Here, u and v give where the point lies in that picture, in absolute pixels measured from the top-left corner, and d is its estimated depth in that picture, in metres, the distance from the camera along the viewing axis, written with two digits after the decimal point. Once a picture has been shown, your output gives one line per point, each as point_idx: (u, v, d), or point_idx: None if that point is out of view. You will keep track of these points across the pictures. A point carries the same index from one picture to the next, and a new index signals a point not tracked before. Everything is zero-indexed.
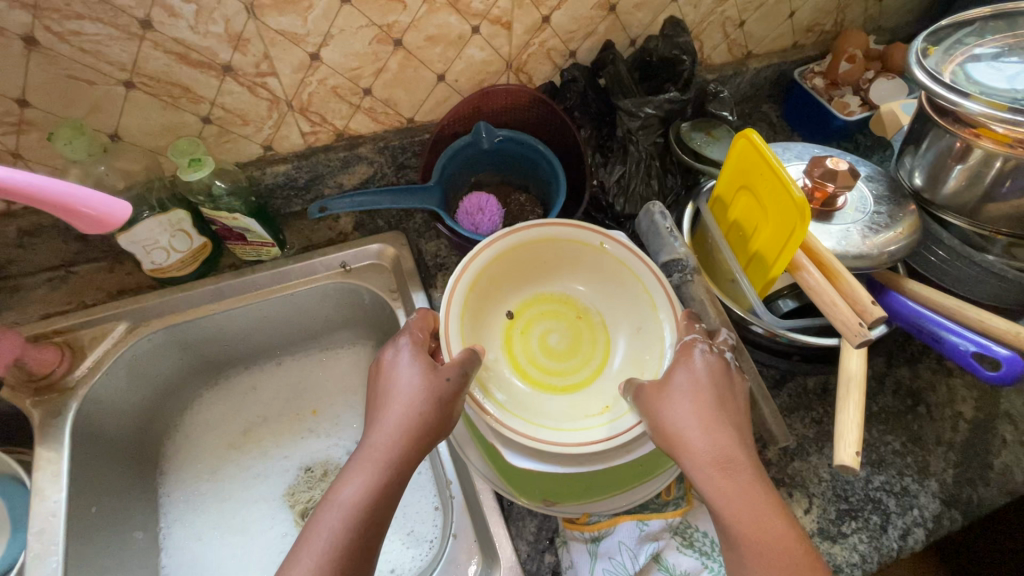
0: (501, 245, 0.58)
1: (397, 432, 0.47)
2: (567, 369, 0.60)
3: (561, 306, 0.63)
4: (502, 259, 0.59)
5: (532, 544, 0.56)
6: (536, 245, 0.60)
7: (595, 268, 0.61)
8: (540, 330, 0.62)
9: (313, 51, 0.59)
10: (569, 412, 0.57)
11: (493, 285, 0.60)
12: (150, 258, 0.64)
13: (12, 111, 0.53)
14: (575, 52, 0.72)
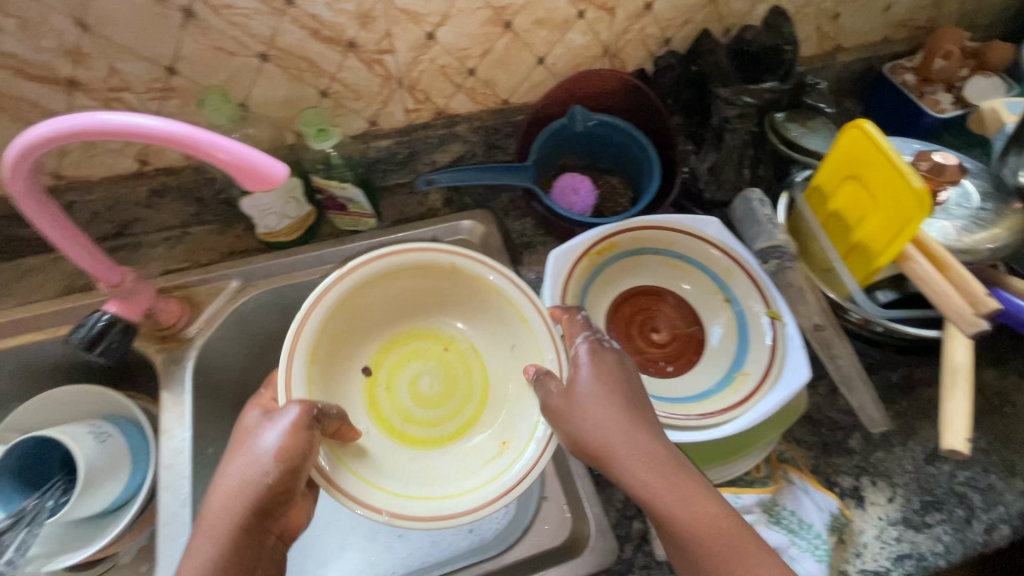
0: (342, 288, 0.57)
1: (231, 495, 0.46)
2: (438, 417, 0.63)
3: (425, 344, 0.65)
4: (343, 306, 0.58)
5: (621, 511, 0.59)
6: (386, 280, 0.60)
7: (459, 299, 0.64)
8: (405, 375, 0.64)
9: (430, 31, 0.62)
10: (416, 471, 0.57)
11: (337, 338, 0.59)
12: (264, 223, 0.68)
13: (162, 79, 0.57)
14: (670, 40, 0.73)
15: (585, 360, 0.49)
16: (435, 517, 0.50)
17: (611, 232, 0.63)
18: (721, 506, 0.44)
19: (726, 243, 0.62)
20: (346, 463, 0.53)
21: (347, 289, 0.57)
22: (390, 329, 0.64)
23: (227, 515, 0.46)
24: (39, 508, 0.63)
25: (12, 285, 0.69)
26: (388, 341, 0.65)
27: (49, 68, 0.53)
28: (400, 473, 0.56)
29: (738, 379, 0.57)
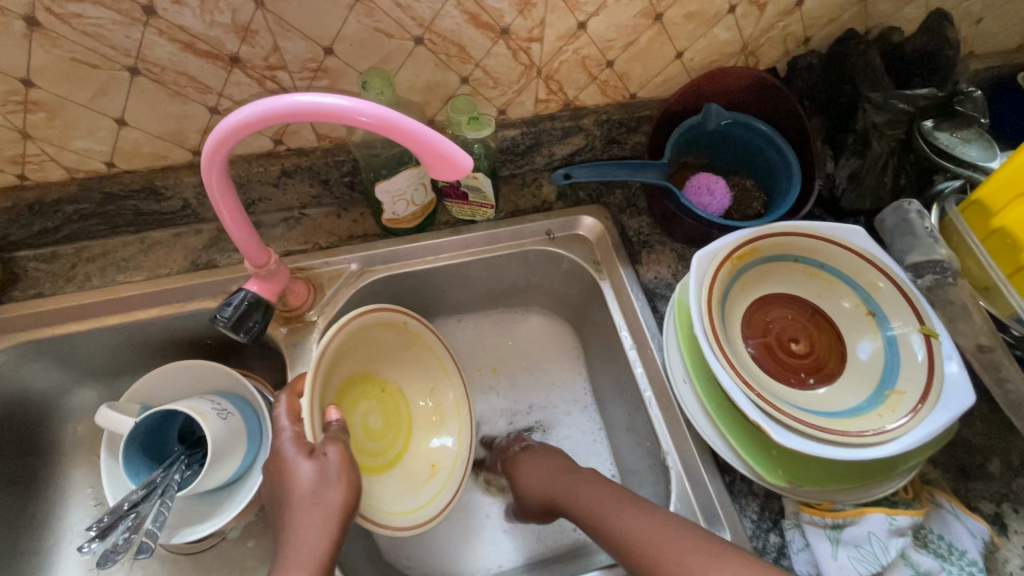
0: (366, 320, 0.63)
1: (319, 514, 0.48)
2: (379, 446, 0.66)
3: (373, 384, 0.67)
4: (349, 342, 0.63)
5: (756, 523, 0.58)
6: (382, 326, 0.65)
7: (392, 338, 0.68)
8: (359, 412, 0.65)
9: (583, 20, 0.60)
10: (395, 490, 0.64)
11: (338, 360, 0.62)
12: (393, 209, 0.68)
13: (317, 59, 0.56)
14: (810, 39, 0.70)
15: (526, 449, 0.69)
16: (414, 525, 0.61)
17: (753, 237, 0.61)
18: (697, 531, 0.52)
19: (874, 253, 0.60)
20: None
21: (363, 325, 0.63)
22: (362, 363, 0.66)
23: (322, 537, 0.47)
24: (168, 481, 0.63)
25: (138, 258, 0.70)
26: (353, 375, 0.65)
27: (217, 43, 0.52)
28: (401, 496, 0.63)
29: (892, 396, 0.55)
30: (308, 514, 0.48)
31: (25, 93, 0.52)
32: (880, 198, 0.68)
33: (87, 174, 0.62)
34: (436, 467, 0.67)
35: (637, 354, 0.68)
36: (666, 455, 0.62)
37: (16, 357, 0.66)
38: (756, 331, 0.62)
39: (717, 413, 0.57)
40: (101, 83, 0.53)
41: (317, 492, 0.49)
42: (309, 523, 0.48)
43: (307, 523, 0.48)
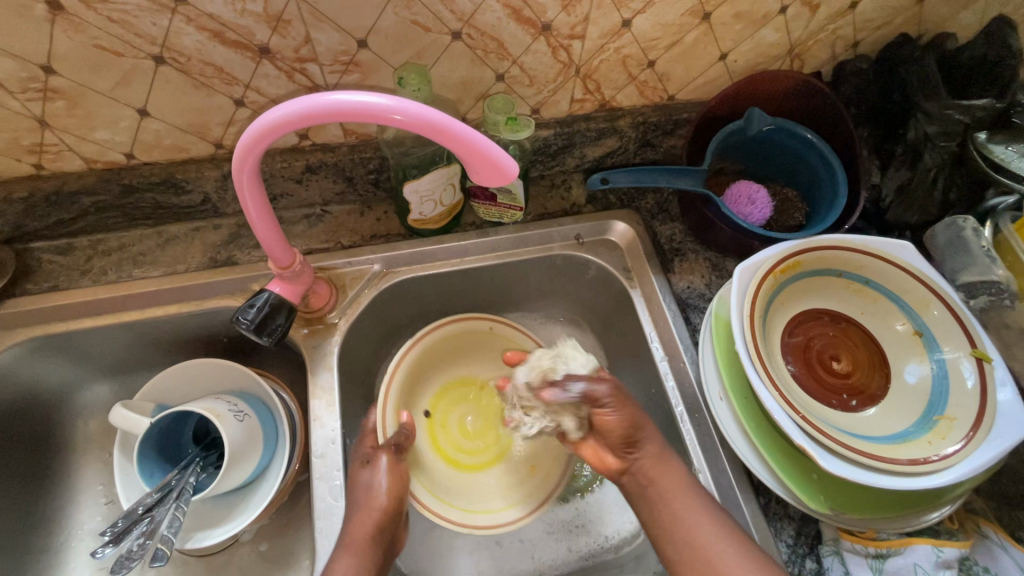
0: (438, 333, 0.72)
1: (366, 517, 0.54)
2: (477, 447, 0.71)
3: (467, 389, 0.74)
4: (428, 352, 0.72)
5: (792, 548, 0.56)
6: (456, 339, 0.74)
7: (476, 347, 0.75)
8: (455, 416, 0.73)
9: (628, 18, 0.57)
10: (488, 489, 0.69)
11: (423, 372, 0.72)
12: (420, 209, 0.65)
13: (350, 51, 0.54)
14: (859, 43, 0.67)
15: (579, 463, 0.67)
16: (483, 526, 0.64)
17: (798, 249, 0.58)
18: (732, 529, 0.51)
19: (924, 271, 0.57)
20: (430, 484, 0.67)
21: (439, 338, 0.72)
22: (456, 372, 0.74)
23: (370, 527, 0.53)
24: (183, 484, 0.61)
25: (156, 252, 0.68)
26: (449, 381, 0.74)
27: (247, 33, 0.50)
28: (478, 493, 0.68)
29: (941, 423, 0.53)
30: (364, 507, 0.54)
31: (45, 80, 0.50)
32: (927, 212, 0.65)
33: (105, 165, 0.60)
34: (538, 469, 0.70)
35: (668, 367, 0.65)
36: (698, 472, 0.59)
37: (29, 352, 0.64)
38: (796, 348, 0.59)
39: (756, 433, 0.55)
40: (124, 72, 0.51)
41: (369, 487, 0.56)
42: (365, 515, 0.53)
43: (364, 508, 0.54)
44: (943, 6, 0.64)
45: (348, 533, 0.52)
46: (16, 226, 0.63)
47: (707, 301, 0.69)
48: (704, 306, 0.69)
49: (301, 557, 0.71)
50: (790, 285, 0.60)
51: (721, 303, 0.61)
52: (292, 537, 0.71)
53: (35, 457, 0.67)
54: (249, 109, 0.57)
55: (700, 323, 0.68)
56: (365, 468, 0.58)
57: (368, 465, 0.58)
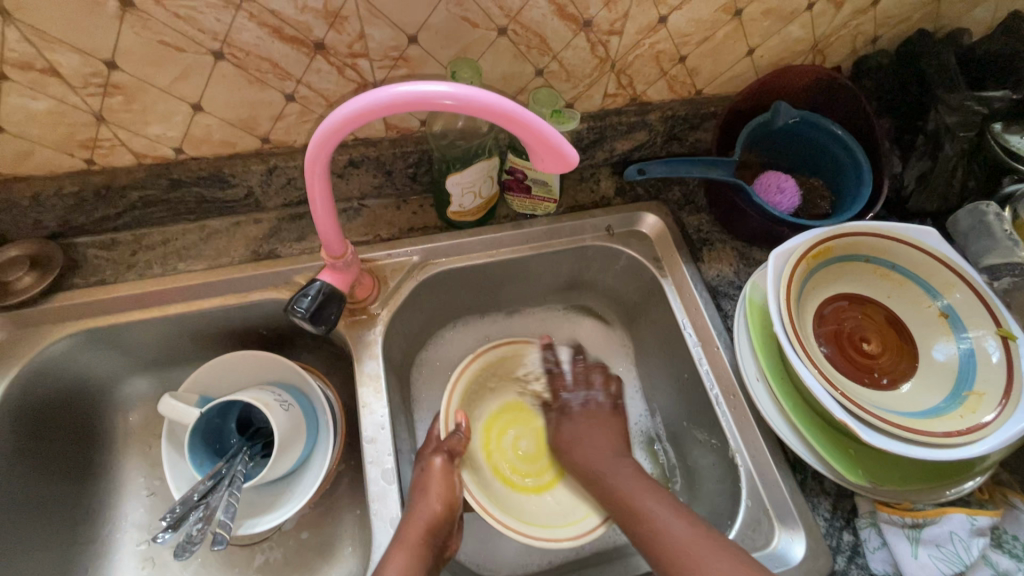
0: (495, 351, 0.70)
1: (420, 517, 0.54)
2: (534, 470, 0.68)
3: (526, 412, 0.72)
4: (483, 375, 0.69)
5: (829, 521, 0.58)
6: (510, 360, 0.71)
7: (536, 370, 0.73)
8: (510, 437, 0.70)
9: (664, 14, 0.60)
10: (555, 508, 0.64)
11: (482, 390, 0.70)
12: (460, 201, 0.67)
13: (400, 47, 0.55)
14: (879, 38, 0.69)
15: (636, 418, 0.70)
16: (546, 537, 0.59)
17: (829, 235, 0.61)
18: None
19: (948, 255, 0.60)
20: (486, 492, 0.63)
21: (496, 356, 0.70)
22: (511, 394, 0.72)
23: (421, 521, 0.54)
24: (234, 472, 0.62)
25: (199, 246, 0.69)
26: (507, 403, 0.71)
27: (305, 28, 0.51)
28: (538, 513, 0.63)
29: (971, 398, 0.55)
30: (419, 504, 0.55)
31: (107, 75, 0.51)
32: (948, 200, 0.68)
33: (154, 159, 0.61)
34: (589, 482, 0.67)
35: (701, 352, 0.68)
36: (736, 452, 0.62)
37: (77, 344, 0.65)
38: (828, 331, 0.62)
39: (793, 410, 0.57)
40: (183, 67, 0.52)
41: (424, 492, 0.57)
42: (417, 515, 0.54)
43: (419, 506, 0.55)
44: (959, 2, 0.67)
45: (404, 530, 0.54)
46: (63, 220, 0.64)
47: (737, 288, 0.71)
48: (734, 293, 0.71)
49: (342, 546, 0.71)
50: (822, 271, 0.62)
51: (754, 289, 0.63)
52: (332, 526, 0.72)
53: (80, 450, 0.68)
54: (298, 104, 0.59)
55: (731, 310, 0.70)
56: (422, 472, 0.59)
57: (422, 471, 0.59)
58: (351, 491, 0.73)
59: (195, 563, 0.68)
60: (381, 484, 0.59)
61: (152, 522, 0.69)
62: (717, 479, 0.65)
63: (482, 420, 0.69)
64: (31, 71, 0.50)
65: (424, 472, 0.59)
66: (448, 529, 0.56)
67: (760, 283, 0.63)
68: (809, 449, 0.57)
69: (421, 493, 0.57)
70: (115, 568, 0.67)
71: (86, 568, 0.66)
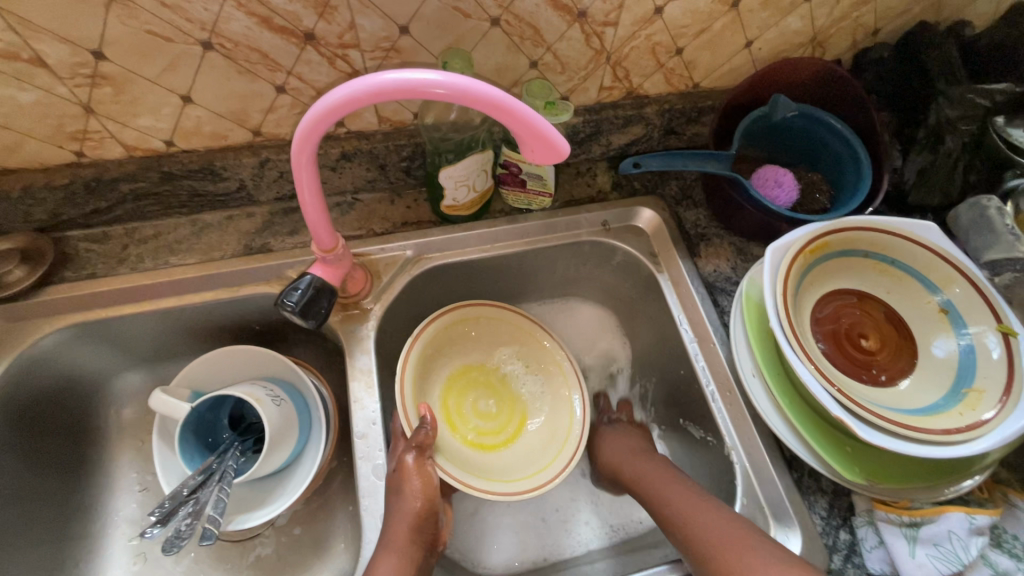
0: (445, 320, 0.68)
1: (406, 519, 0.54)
2: (495, 428, 0.68)
3: (477, 375, 0.71)
4: (430, 347, 0.68)
5: (826, 520, 0.57)
6: (457, 328, 0.70)
7: (495, 336, 0.73)
8: (468, 402, 0.69)
9: (660, 5, 0.59)
10: (520, 458, 0.66)
11: (434, 358, 0.69)
12: (453, 194, 0.66)
13: (391, 38, 0.55)
14: (879, 30, 0.68)
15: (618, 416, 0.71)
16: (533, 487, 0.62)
17: (827, 230, 0.60)
18: None
19: (948, 250, 0.59)
20: (456, 460, 0.63)
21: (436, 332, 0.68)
22: (461, 360, 0.71)
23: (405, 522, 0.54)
24: (225, 467, 0.62)
25: (191, 240, 0.69)
26: (457, 369, 0.71)
27: (294, 18, 0.51)
28: (510, 468, 0.65)
29: (971, 395, 0.55)
30: (399, 508, 0.54)
31: (95, 66, 0.51)
32: (949, 194, 0.67)
33: (145, 152, 0.61)
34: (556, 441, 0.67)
35: (698, 348, 0.67)
36: (732, 450, 0.61)
37: (68, 339, 0.64)
38: (825, 327, 0.61)
39: (789, 407, 0.56)
40: (171, 57, 0.52)
41: (401, 493, 0.55)
42: (400, 517, 0.54)
43: (399, 510, 0.54)
44: None
45: (388, 533, 0.53)
46: (54, 214, 0.64)
47: (734, 284, 0.70)
48: (731, 288, 0.70)
49: (334, 542, 0.70)
50: (820, 266, 0.61)
51: (751, 284, 0.62)
52: (325, 522, 0.71)
53: (71, 445, 0.68)
54: (289, 96, 0.58)
55: (727, 305, 0.69)
56: (396, 472, 0.56)
57: (396, 471, 0.57)
58: (344, 487, 0.73)
59: (187, 559, 0.68)
60: (371, 479, 0.58)
61: (143, 518, 0.69)
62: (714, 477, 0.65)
63: (437, 394, 0.68)
64: (17, 61, 0.49)
65: (399, 472, 0.56)
66: (431, 528, 0.55)
67: (758, 278, 0.62)
68: (806, 447, 0.56)
69: (398, 496, 0.55)
70: (105, 565, 0.66)
71: (78, 563, 0.65)
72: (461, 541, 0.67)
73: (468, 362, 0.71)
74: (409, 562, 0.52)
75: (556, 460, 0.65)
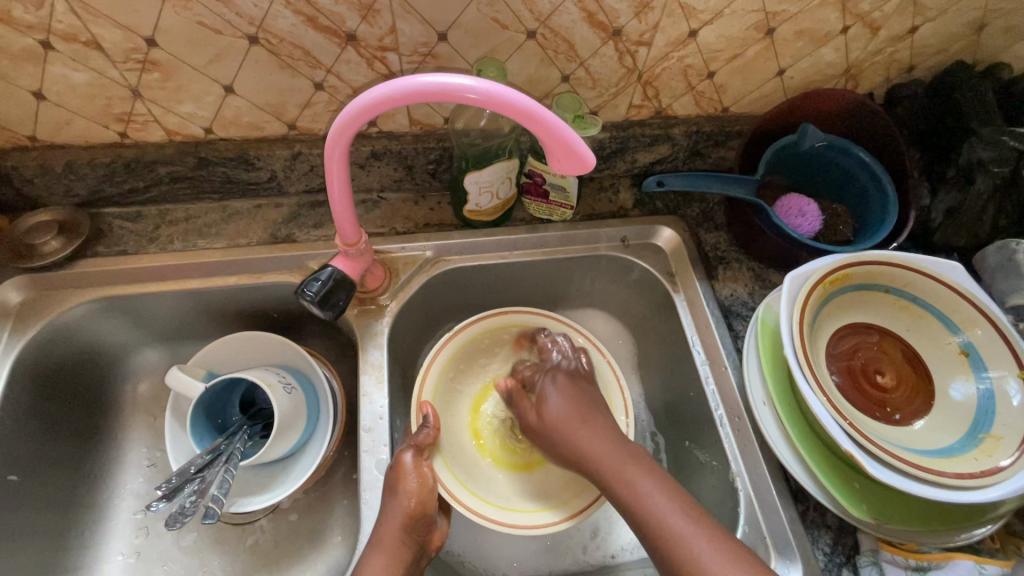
0: (479, 325, 0.69)
1: (393, 520, 0.53)
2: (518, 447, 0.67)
3: None
4: (474, 341, 0.70)
5: (829, 557, 0.56)
6: (500, 335, 0.70)
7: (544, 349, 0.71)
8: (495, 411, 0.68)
9: (696, 28, 0.59)
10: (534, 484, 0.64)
11: (472, 359, 0.70)
12: (477, 199, 0.67)
13: (429, 44, 0.56)
14: (915, 67, 0.68)
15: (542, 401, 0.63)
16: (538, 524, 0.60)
17: (847, 262, 0.59)
18: None
19: (970, 290, 0.58)
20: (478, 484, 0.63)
21: (480, 331, 0.70)
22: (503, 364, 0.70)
23: (396, 526, 0.53)
24: (233, 449, 0.63)
25: (220, 225, 0.71)
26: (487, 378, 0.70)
27: (339, 19, 0.53)
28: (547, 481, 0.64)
29: (987, 441, 0.53)
30: (392, 507, 0.54)
31: (146, 52, 0.53)
32: (977, 236, 0.66)
33: (184, 137, 0.63)
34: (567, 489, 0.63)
35: (709, 371, 0.66)
36: (737, 476, 0.60)
37: (94, 311, 0.67)
38: (840, 358, 0.60)
39: (799, 438, 0.56)
40: (219, 49, 0.54)
41: (396, 489, 0.55)
42: (391, 516, 0.53)
43: (391, 509, 0.54)
44: (999, 36, 0.66)
45: (381, 531, 0.53)
46: (93, 190, 0.67)
47: (750, 309, 0.70)
48: (747, 313, 0.70)
49: (331, 534, 0.70)
50: (838, 298, 0.60)
51: (767, 310, 0.62)
52: (324, 513, 0.71)
53: (87, 414, 0.69)
54: (327, 93, 0.60)
55: (742, 330, 0.69)
56: (393, 470, 0.57)
57: (393, 467, 0.57)
58: (345, 480, 0.73)
59: (189, 537, 0.69)
60: (373, 473, 0.59)
61: (149, 493, 0.70)
62: (716, 500, 0.63)
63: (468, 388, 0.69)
64: (75, 43, 0.52)
65: (396, 469, 0.57)
66: (423, 531, 0.54)
67: (774, 305, 0.62)
68: (813, 479, 0.55)
69: (392, 493, 0.55)
70: (109, 535, 0.68)
71: (82, 531, 0.67)
72: (452, 530, 0.67)
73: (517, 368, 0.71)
74: (399, 562, 0.52)
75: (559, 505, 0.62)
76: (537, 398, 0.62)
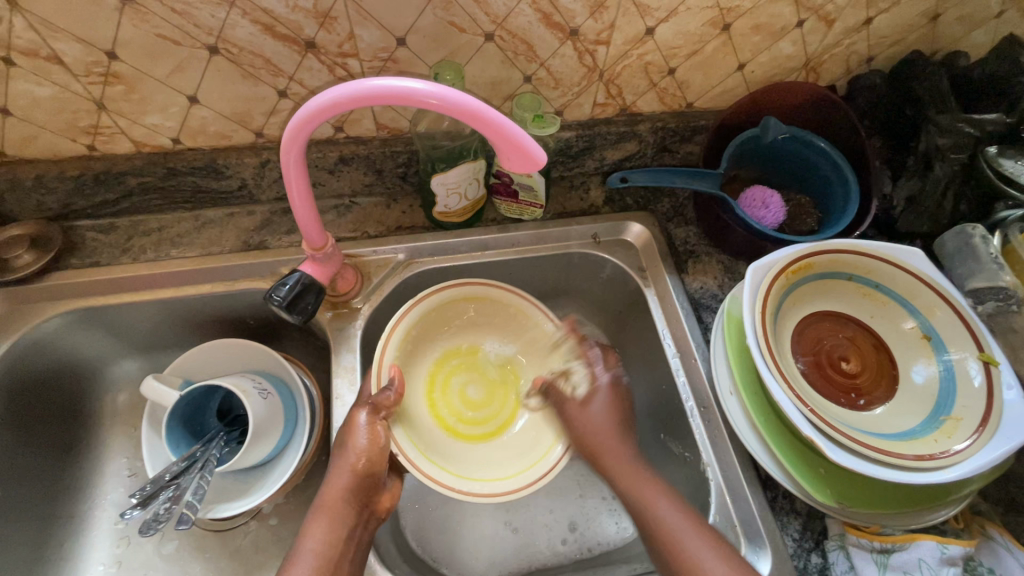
0: (450, 293, 0.67)
1: (337, 481, 0.55)
2: (483, 416, 0.67)
3: (474, 358, 0.70)
4: (429, 313, 0.67)
5: (798, 543, 0.57)
6: (454, 307, 0.68)
7: (497, 318, 0.70)
8: (456, 386, 0.68)
9: (652, 26, 0.60)
10: (503, 455, 0.64)
11: (427, 332, 0.67)
12: (445, 201, 0.68)
13: (389, 49, 0.57)
14: (874, 58, 0.69)
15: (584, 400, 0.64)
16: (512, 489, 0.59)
17: (810, 251, 0.60)
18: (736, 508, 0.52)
19: (930, 275, 0.59)
20: (436, 452, 0.61)
21: (442, 301, 0.67)
22: (467, 338, 0.70)
23: (340, 486, 0.55)
24: (207, 456, 0.64)
25: (192, 234, 0.71)
26: (449, 352, 0.69)
27: (296, 27, 0.54)
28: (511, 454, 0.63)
29: (948, 423, 0.54)
30: (340, 464, 0.55)
31: (108, 65, 0.54)
32: (939, 222, 0.67)
33: (152, 148, 0.64)
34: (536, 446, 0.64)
35: (679, 363, 0.67)
36: (707, 466, 0.61)
37: (68, 323, 0.67)
38: (806, 348, 0.61)
39: (764, 426, 0.56)
40: (179, 60, 0.55)
41: (343, 448, 0.56)
42: (338, 476, 0.55)
43: (339, 466, 0.55)
44: (954, 25, 0.67)
45: (324, 496, 0.55)
46: (65, 203, 0.67)
47: (719, 301, 0.71)
48: (716, 305, 0.70)
49: None
50: (801, 287, 0.61)
51: (733, 302, 0.63)
52: (305, 518, 0.72)
53: (65, 425, 0.70)
54: (291, 100, 0.61)
55: (712, 322, 0.69)
56: (345, 427, 0.57)
57: (346, 424, 0.57)
58: (324, 486, 0.73)
59: (169, 545, 0.69)
60: None
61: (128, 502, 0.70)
62: (691, 490, 0.64)
63: (426, 363, 0.68)
64: (36, 59, 0.52)
65: (348, 426, 0.57)
66: (370, 487, 0.56)
67: (740, 297, 0.62)
68: (779, 466, 0.56)
69: (342, 451, 0.56)
70: (89, 545, 0.68)
71: (62, 543, 0.67)
72: (424, 531, 0.68)
73: (479, 341, 0.71)
74: (343, 522, 0.54)
75: (533, 468, 0.61)
76: (583, 393, 0.64)
